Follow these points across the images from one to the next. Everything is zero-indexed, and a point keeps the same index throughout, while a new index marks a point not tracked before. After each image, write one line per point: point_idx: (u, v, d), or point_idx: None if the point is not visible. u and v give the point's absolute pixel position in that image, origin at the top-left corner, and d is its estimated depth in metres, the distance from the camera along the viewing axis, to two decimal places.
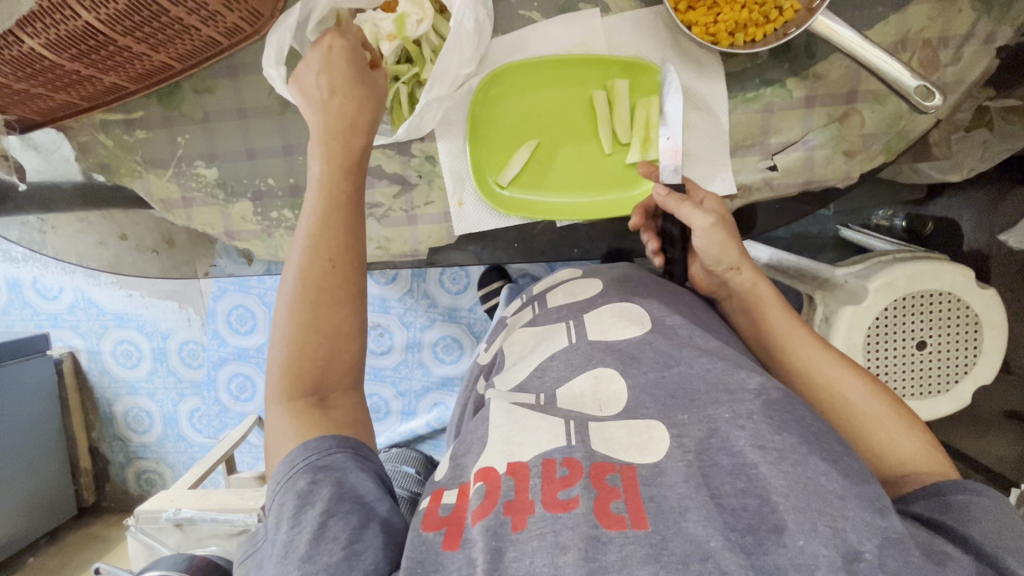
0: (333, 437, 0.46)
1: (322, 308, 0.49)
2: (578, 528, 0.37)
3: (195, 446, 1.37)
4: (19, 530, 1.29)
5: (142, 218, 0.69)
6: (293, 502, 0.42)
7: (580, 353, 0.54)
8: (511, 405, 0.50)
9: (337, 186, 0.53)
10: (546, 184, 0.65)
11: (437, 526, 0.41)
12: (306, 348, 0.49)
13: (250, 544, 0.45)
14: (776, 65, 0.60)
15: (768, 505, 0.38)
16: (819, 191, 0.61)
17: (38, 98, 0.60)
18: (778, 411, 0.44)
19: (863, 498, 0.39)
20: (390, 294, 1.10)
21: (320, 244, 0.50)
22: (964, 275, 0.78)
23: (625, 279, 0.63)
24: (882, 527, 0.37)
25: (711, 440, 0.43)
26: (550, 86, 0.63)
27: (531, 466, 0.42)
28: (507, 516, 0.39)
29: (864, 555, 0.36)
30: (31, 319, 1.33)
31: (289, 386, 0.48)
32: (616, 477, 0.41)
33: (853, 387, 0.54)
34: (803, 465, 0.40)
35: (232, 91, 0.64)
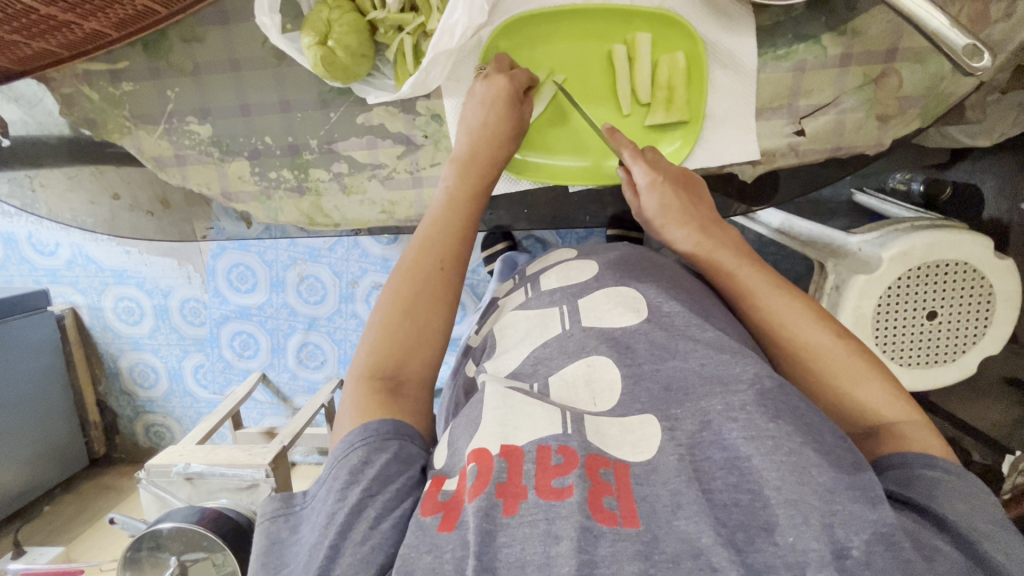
0: (391, 421, 0.46)
1: (422, 303, 0.53)
2: (571, 517, 0.36)
3: (201, 402, 1.39)
4: (34, 480, 1.33)
5: (133, 176, 0.65)
6: (343, 476, 0.43)
7: (574, 341, 0.53)
8: (508, 389, 0.48)
9: (462, 204, 0.57)
10: (557, 148, 0.62)
11: (434, 511, 0.40)
12: (398, 337, 0.51)
13: (280, 502, 0.45)
14: (811, 19, 0.55)
15: (760, 500, 0.38)
16: (848, 159, 0.58)
17: (15, 45, 0.56)
18: (772, 400, 0.43)
19: (855, 488, 0.38)
20: (392, 254, 1.14)
21: (435, 245, 0.55)
22: (984, 246, 0.75)
23: (620, 262, 0.61)
24: (871, 521, 0.36)
25: (702, 433, 0.42)
26: (565, 39, 0.59)
27: (526, 450, 0.41)
28: (498, 499, 0.38)
29: (851, 552, 0.35)
30: (29, 274, 1.31)
31: (374, 365, 0.50)
32: (610, 474, 0.41)
33: (817, 338, 0.52)
34: (798, 455, 0.39)
35: (222, 40, 0.60)
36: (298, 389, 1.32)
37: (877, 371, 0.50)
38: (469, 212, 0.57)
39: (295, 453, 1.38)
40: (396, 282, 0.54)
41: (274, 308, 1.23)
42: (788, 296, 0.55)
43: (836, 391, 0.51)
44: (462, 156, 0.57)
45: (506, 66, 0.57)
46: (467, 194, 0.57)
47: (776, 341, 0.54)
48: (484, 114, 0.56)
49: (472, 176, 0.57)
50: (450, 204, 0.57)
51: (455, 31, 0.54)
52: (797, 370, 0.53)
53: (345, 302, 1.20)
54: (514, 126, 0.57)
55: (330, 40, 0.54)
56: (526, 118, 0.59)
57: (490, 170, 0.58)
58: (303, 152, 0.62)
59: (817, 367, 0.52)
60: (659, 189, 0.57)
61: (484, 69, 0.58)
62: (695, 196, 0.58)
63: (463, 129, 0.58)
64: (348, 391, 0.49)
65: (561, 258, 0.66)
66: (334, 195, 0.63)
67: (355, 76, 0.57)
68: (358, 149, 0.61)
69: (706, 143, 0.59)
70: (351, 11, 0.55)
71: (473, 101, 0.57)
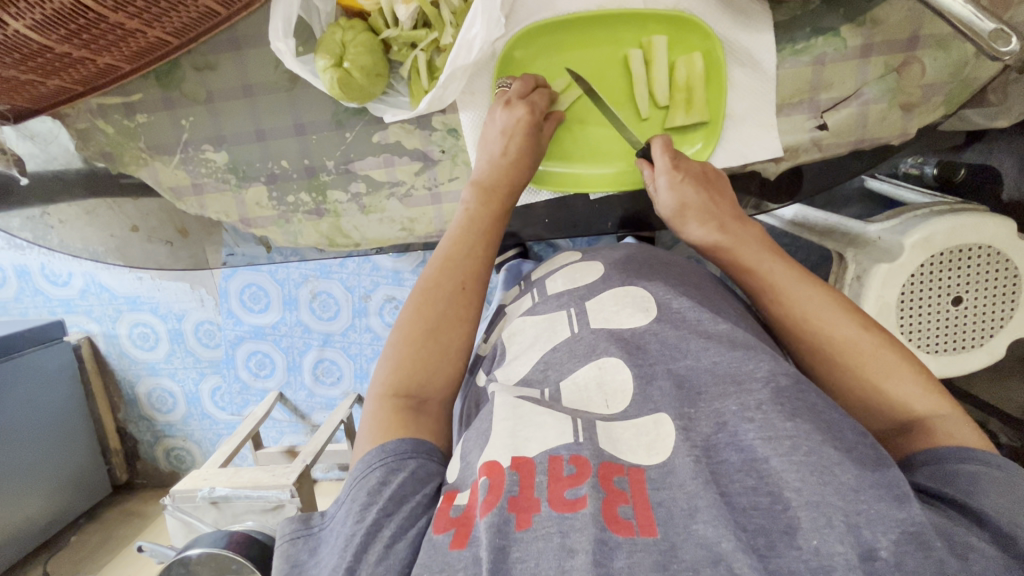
0: (410, 440, 0.46)
1: (444, 323, 0.53)
2: (586, 530, 0.35)
3: (220, 423, 1.39)
4: (59, 509, 1.33)
5: (151, 208, 0.65)
6: (362, 498, 0.42)
7: (583, 344, 0.51)
8: (517, 398, 0.46)
9: (482, 223, 0.57)
10: (574, 154, 0.62)
11: (446, 528, 0.39)
12: (420, 356, 0.51)
13: (299, 523, 0.44)
14: (830, 11, 0.54)
15: (780, 503, 0.36)
16: (874, 150, 0.56)
17: (30, 85, 0.56)
18: (789, 398, 0.42)
19: (880, 485, 0.36)
20: (403, 266, 1.13)
21: (458, 270, 0.55)
22: (1009, 227, 0.74)
23: (626, 262, 0.59)
24: (900, 520, 0.34)
25: (718, 436, 0.41)
26: (580, 46, 0.59)
27: (537, 462, 0.40)
28: (512, 513, 0.37)
29: (880, 553, 0.33)
30: (44, 305, 1.32)
31: (396, 383, 0.50)
32: (624, 480, 0.39)
33: (843, 331, 0.51)
34: (818, 455, 0.38)
35: (235, 66, 0.60)
36: (317, 406, 1.31)
37: (907, 364, 0.48)
38: (489, 234, 0.57)
39: (317, 470, 1.38)
40: (417, 301, 0.54)
41: (288, 326, 1.23)
42: (814, 289, 0.53)
43: (862, 383, 0.49)
44: (482, 182, 0.57)
45: (528, 88, 0.57)
46: (487, 216, 0.57)
47: (799, 337, 0.53)
48: (503, 143, 0.56)
49: (491, 199, 0.57)
50: (469, 225, 0.57)
51: (473, 45, 0.53)
52: (825, 368, 0.51)
53: (360, 317, 1.20)
54: (532, 152, 0.58)
55: (346, 61, 0.54)
56: (544, 143, 0.59)
57: (509, 197, 0.58)
58: (321, 174, 0.62)
59: (843, 360, 0.50)
60: (679, 183, 0.56)
61: (506, 87, 0.58)
62: (721, 191, 0.58)
63: (483, 152, 0.57)
64: (370, 409, 0.49)
65: (566, 262, 0.64)
66: (353, 215, 0.62)
67: (370, 96, 0.57)
68: (376, 168, 0.61)
69: (727, 142, 0.59)
70: (364, 31, 0.55)
71: (494, 125, 0.57)
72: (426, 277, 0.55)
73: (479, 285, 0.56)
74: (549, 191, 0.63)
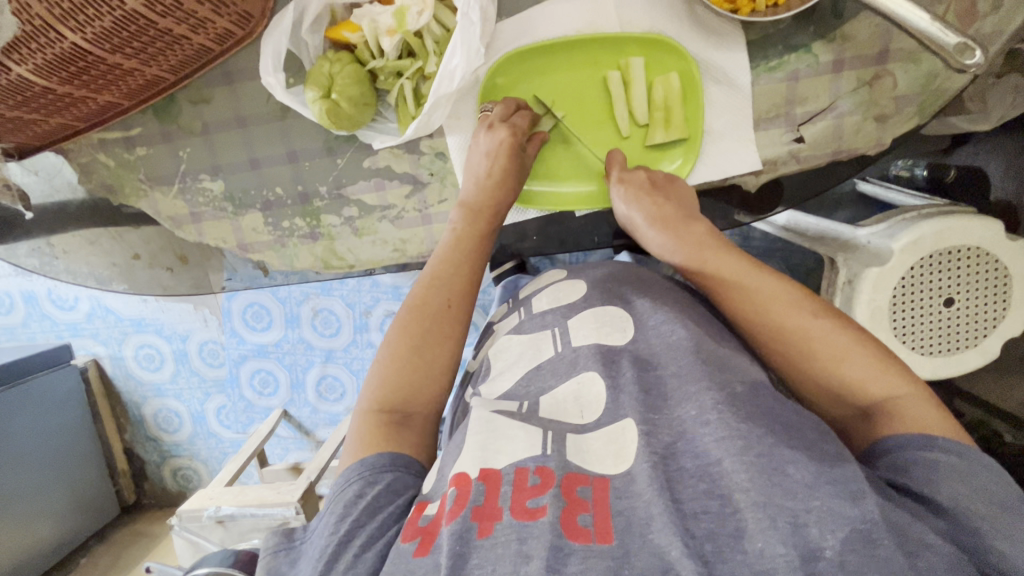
0: (388, 454, 0.47)
1: (431, 340, 0.54)
2: (542, 537, 0.36)
3: (226, 442, 1.40)
4: (69, 532, 1.35)
5: (152, 236, 0.67)
6: (338, 510, 0.43)
7: (565, 362, 0.52)
8: (491, 412, 0.47)
9: (468, 241, 0.59)
10: (558, 173, 0.64)
11: (412, 537, 0.39)
12: (406, 371, 0.52)
13: (280, 538, 0.45)
14: (801, 29, 0.56)
15: (729, 506, 0.37)
16: (852, 160, 0.58)
17: (33, 124, 0.58)
18: (742, 403, 0.43)
19: (834, 483, 0.37)
20: (402, 282, 1.14)
21: (442, 286, 0.57)
22: (994, 229, 0.75)
23: (608, 279, 0.61)
24: (850, 518, 0.35)
25: (677, 444, 0.42)
26: (560, 70, 0.61)
27: (504, 472, 0.41)
28: (473, 521, 0.37)
29: (824, 553, 0.33)
30: (51, 330, 1.34)
31: (382, 399, 0.51)
32: (587, 490, 0.40)
33: (796, 321, 0.51)
34: (768, 456, 0.38)
35: (228, 99, 0.62)
36: (320, 422, 1.33)
37: (860, 344, 0.49)
38: (476, 253, 0.59)
39: (322, 486, 1.38)
40: (404, 317, 0.55)
41: (290, 344, 1.25)
42: (767, 281, 0.53)
43: (821, 373, 0.50)
44: (470, 204, 0.59)
45: (510, 113, 0.59)
46: (474, 236, 0.59)
47: (756, 330, 0.53)
48: (487, 164, 0.59)
49: (477, 217, 0.59)
50: (456, 244, 0.59)
51: (455, 75, 0.56)
52: (783, 358, 0.52)
53: (360, 333, 1.21)
54: (517, 174, 0.60)
55: (334, 92, 0.56)
56: (529, 165, 0.61)
57: (496, 218, 0.60)
58: (314, 199, 0.64)
59: (800, 352, 0.51)
60: (627, 195, 0.59)
61: (489, 110, 0.60)
62: (672, 193, 0.59)
63: (469, 175, 0.60)
64: (356, 424, 0.50)
65: (551, 279, 0.65)
66: (346, 238, 0.64)
67: (359, 124, 0.59)
68: (367, 193, 0.63)
69: (706, 157, 0.60)
70: (351, 63, 0.57)
71: (478, 149, 0.59)
72: (413, 294, 0.57)
73: (465, 302, 0.57)
74: (538, 210, 0.65)
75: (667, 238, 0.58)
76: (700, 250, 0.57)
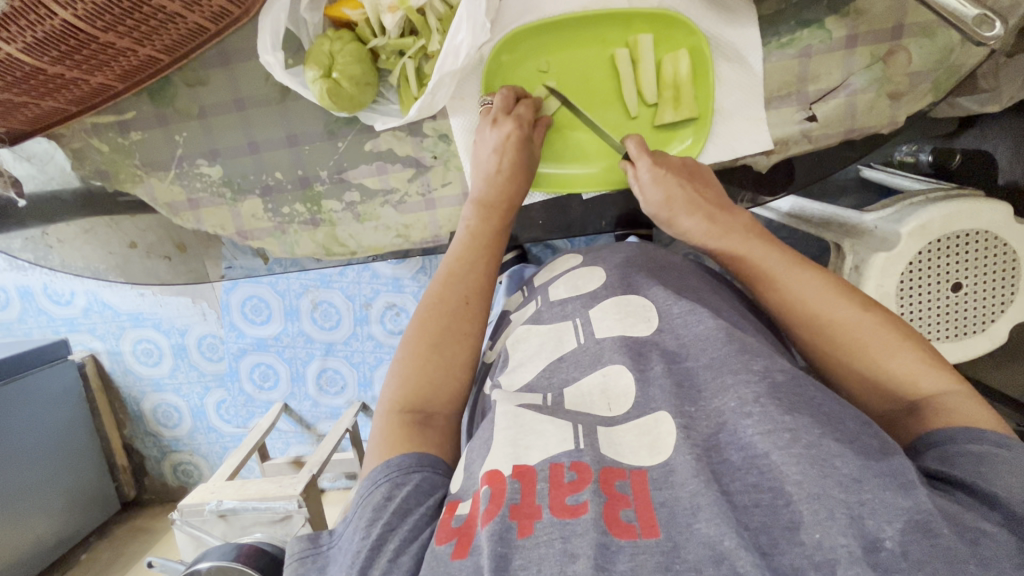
0: (414, 454, 0.46)
1: (447, 337, 0.53)
2: (587, 535, 0.35)
3: (227, 436, 1.39)
4: (69, 528, 1.34)
5: (149, 223, 0.66)
6: (368, 514, 0.42)
7: (589, 354, 0.51)
8: (517, 407, 0.46)
9: (485, 236, 0.58)
10: (566, 156, 0.63)
11: (448, 539, 0.38)
12: (427, 370, 0.51)
13: (307, 543, 0.43)
14: (813, 3, 0.54)
15: (782, 498, 0.36)
16: (864, 140, 0.57)
17: (24, 106, 0.57)
18: (785, 393, 0.42)
19: (884, 473, 0.36)
20: (403, 273, 1.13)
21: (459, 284, 0.56)
22: (1004, 211, 0.74)
23: (628, 264, 0.60)
24: (905, 508, 0.34)
25: (719, 435, 0.41)
26: (567, 48, 0.59)
27: (538, 470, 0.40)
28: (512, 521, 0.36)
29: (884, 544, 0.33)
30: (46, 325, 1.32)
31: (403, 399, 0.50)
32: (626, 484, 0.39)
33: (843, 313, 0.51)
34: (818, 448, 0.37)
35: (225, 80, 0.60)
36: (322, 415, 1.31)
37: (909, 343, 0.49)
38: (491, 248, 0.58)
39: (324, 480, 1.38)
40: (422, 316, 0.55)
41: (290, 336, 1.23)
42: (811, 272, 0.53)
43: (865, 367, 0.49)
44: (481, 199, 0.58)
45: (511, 104, 0.58)
46: (489, 232, 0.58)
47: (800, 321, 0.53)
48: (496, 159, 0.57)
49: (494, 213, 0.58)
50: (471, 240, 0.58)
51: (460, 51, 0.54)
52: (828, 353, 0.52)
53: (361, 324, 1.20)
54: (527, 167, 0.59)
55: (335, 71, 0.55)
56: (537, 158, 0.60)
57: (510, 212, 0.59)
58: (315, 184, 0.62)
59: (840, 343, 0.51)
60: (660, 177, 0.57)
61: (489, 103, 0.59)
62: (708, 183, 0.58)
63: (477, 170, 0.59)
64: (379, 426, 0.49)
65: (566, 267, 0.64)
66: (348, 223, 0.63)
67: (361, 104, 0.57)
68: (369, 176, 0.61)
69: (716, 137, 0.59)
70: (352, 41, 0.55)
71: (484, 145, 0.58)
72: (429, 294, 0.56)
73: (482, 299, 0.56)
74: (542, 192, 0.64)
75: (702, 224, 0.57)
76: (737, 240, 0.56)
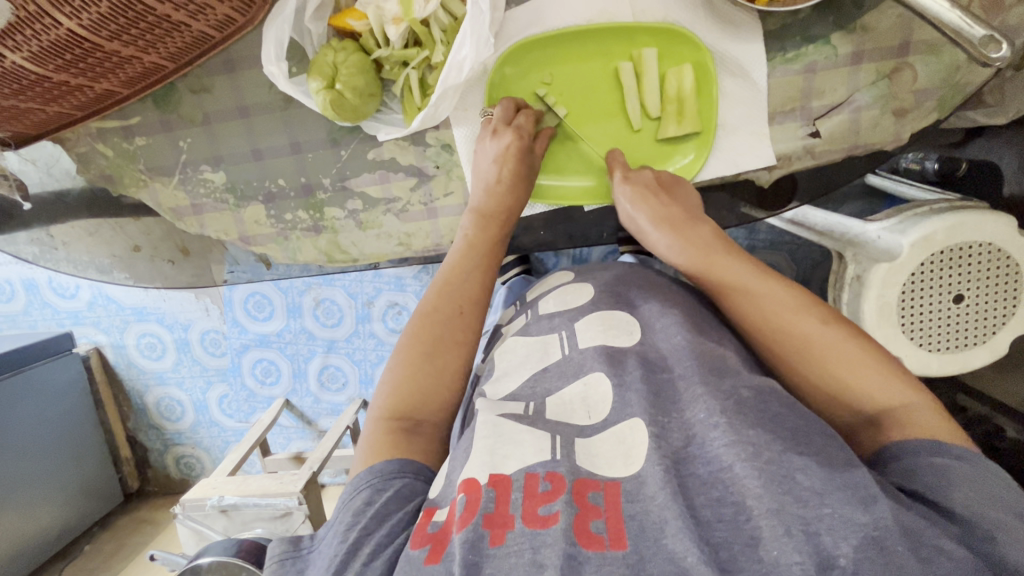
0: (397, 460, 0.46)
1: (441, 347, 0.54)
2: (555, 545, 0.35)
3: (228, 431, 1.40)
4: (74, 517, 1.35)
5: (152, 227, 0.66)
6: (347, 519, 0.43)
7: (572, 364, 0.52)
8: (498, 416, 0.46)
9: (479, 244, 0.58)
10: (566, 169, 0.63)
11: (423, 544, 0.39)
12: (418, 379, 0.52)
13: (289, 545, 0.44)
14: (820, 19, 0.54)
15: (744, 513, 0.36)
16: (869, 155, 0.56)
17: (30, 112, 0.57)
18: (750, 409, 0.42)
19: (847, 487, 0.36)
20: (405, 273, 1.14)
21: (454, 293, 0.56)
22: (1008, 224, 0.74)
23: (615, 283, 0.60)
24: (861, 524, 0.34)
25: (689, 448, 0.41)
26: (571, 60, 0.59)
27: (514, 479, 0.40)
28: (485, 530, 0.37)
29: (838, 561, 0.33)
30: (52, 318, 1.33)
31: (391, 406, 0.50)
32: (598, 496, 0.39)
33: (807, 326, 0.50)
34: (777, 464, 0.37)
35: (229, 88, 0.60)
36: (323, 412, 1.32)
37: (870, 354, 0.48)
38: (489, 257, 0.58)
39: (324, 475, 1.39)
40: (415, 325, 0.55)
41: (293, 334, 1.24)
42: (777, 284, 0.52)
43: (830, 381, 0.48)
44: (481, 209, 0.59)
45: (511, 114, 0.58)
46: (487, 241, 0.58)
47: (765, 333, 0.52)
48: (496, 170, 0.58)
49: (488, 221, 0.59)
50: (469, 250, 0.58)
51: (464, 66, 0.54)
52: (791, 366, 0.50)
53: (363, 324, 1.20)
54: (527, 177, 0.59)
55: (338, 83, 0.55)
56: (538, 167, 0.60)
57: (508, 222, 0.59)
58: (317, 191, 0.62)
59: (803, 358, 0.49)
60: (630, 195, 0.58)
61: (490, 114, 0.59)
62: (677, 197, 0.58)
63: (478, 179, 0.59)
64: (367, 432, 0.50)
65: (558, 282, 0.65)
66: (351, 231, 0.63)
67: (364, 115, 0.57)
68: (372, 185, 0.62)
69: (719, 151, 0.59)
70: (356, 51, 0.55)
71: (485, 154, 0.58)
72: (424, 303, 0.57)
73: (478, 308, 0.56)
74: (544, 204, 0.64)
75: (672, 238, 0.57)
76: (706, 252, 0.56)
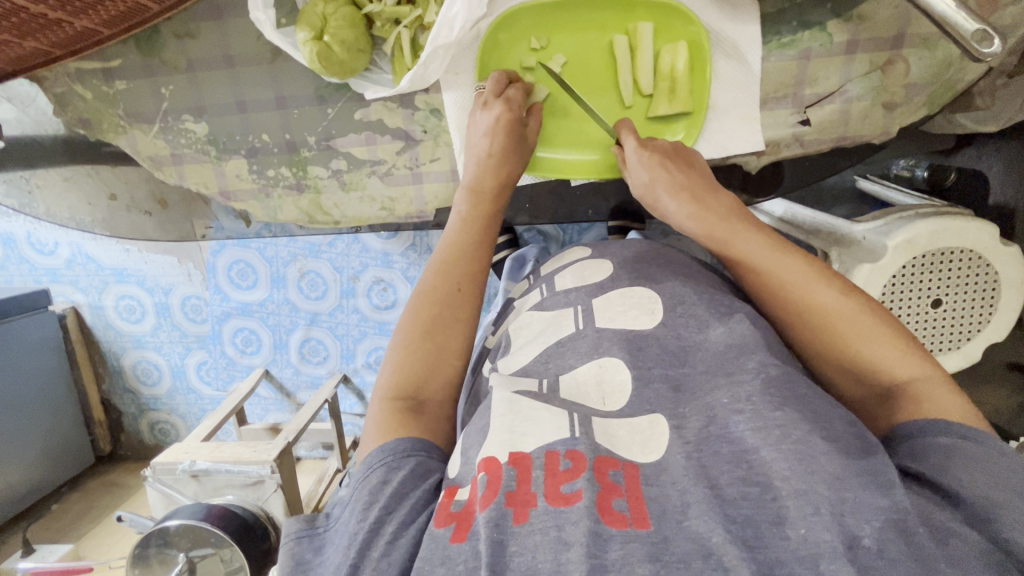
0: (408, 439, 0.46)
1: (440, 323, 0.53)
2: (580, 523, 0.35)
3: (205, 399, 1.39)
4: (40, 478, 1.33)
5: (131, 176, 0.64)
6: (363, 498, 0.42)
7: (588, 341, 0.51)
8: (513, 393, 0.46)
9: (478, 225, 0.58)
10: (559, 139, 0.62)
11: (447, 522, 0.38)
12: (417, 359, 0.51)
13: (305, 524, 0.43)
14: (817, 5, 0.54)
15: (769, 493, 0.36)
16: (854, 148, 0.57)
17: (8, 45, 0.55)
18: (778, 389, 0.42)
19: (865, 472, 0.37)
20: (392, 249, 1.12)
21: (450, 273, 0.56)
22: (990, 231, 0.74)
23: (637, 260, 0.59)
24: (883, 507, 0.35)
25: (709, 429, 0.41)
26: (566, 32, 0.59)
27: (534, 457, 0.40)
28: (507, 508, 0.37)
29: (862, 541, 0.33)
30: (29, 274, 1.31)
31: (395, 386, 0.50)
32: (619, 475, 0.39)
33: (825, 299, 0.50)
34: (806, 444, 0.38)
35: (216, 35, 0.59)
36: (302, 384, 1.31)
37: (889, 330, 0.48)
38: (485, 234, 0.58)
39: (299, 448, 1.39)
40: (414, 306, 0.54)
41: (276, 303, 1.23)
42: (798, 259, 0.52)
43: (844, 353, 0.49)
44: (474, 185, 0.58)
45: (502, 86, 0.57)
46: (481, 218, 0.58)
47: (782, 307, 0.52)
48: (488, 142, 0.56)
49: (485, 200, 0.58)
50: (463, 227, 0.58)
51: (455, 23, 0.53)
52: (805, 336, 0.51)
53: (347, 297, 1.19)
54: (518, 152, 0.58)
55: (326, 35, 0.54)
56: (530, 146, 0.59)
57: (500, 196, 0.59)
58: (303, 149, 0.61)
59: (823, 330, 0.50)
60: (647, 161, 0.57)
61: (482, 88, 0.58)
62: (691, 166, 0.57)
63: (469, 153, 0.58)
64: (372, 413, 0.49)
65: (574, 258, 0.64)
66: (333, 191, 0.62)
67: (352, 71, 0.56)
68: (357, 146, 0.60)
69: (708, 133, 0.59)
70: (346, 5, 0.55)
71: (476, 128, 0.57)
72: (421, 283, 0.56)
73: (475, 283, 0.56)
74: (535, 176, 0.63)
75: (690, 208, 0.56)
76: (723, 226, 0.55)
